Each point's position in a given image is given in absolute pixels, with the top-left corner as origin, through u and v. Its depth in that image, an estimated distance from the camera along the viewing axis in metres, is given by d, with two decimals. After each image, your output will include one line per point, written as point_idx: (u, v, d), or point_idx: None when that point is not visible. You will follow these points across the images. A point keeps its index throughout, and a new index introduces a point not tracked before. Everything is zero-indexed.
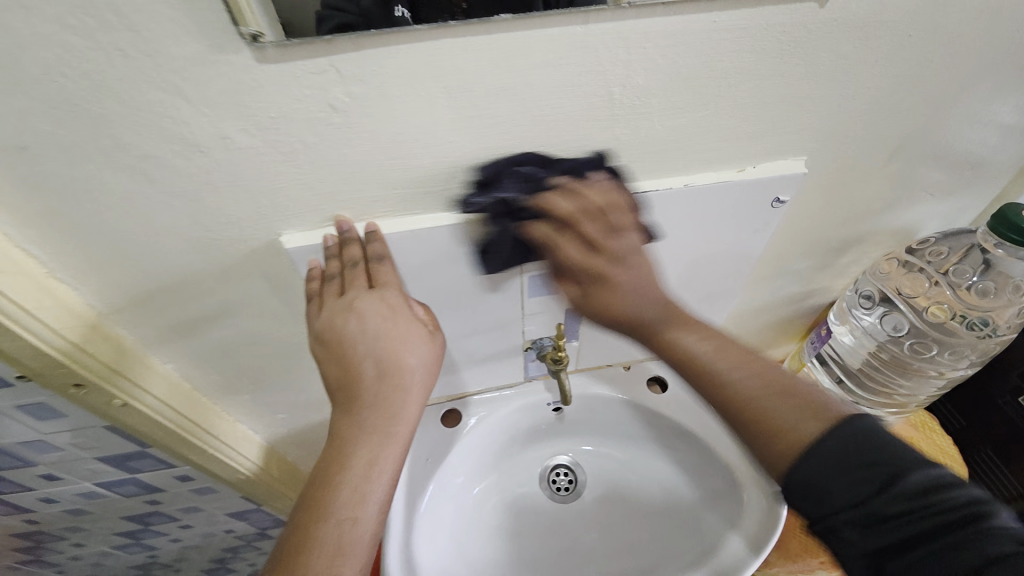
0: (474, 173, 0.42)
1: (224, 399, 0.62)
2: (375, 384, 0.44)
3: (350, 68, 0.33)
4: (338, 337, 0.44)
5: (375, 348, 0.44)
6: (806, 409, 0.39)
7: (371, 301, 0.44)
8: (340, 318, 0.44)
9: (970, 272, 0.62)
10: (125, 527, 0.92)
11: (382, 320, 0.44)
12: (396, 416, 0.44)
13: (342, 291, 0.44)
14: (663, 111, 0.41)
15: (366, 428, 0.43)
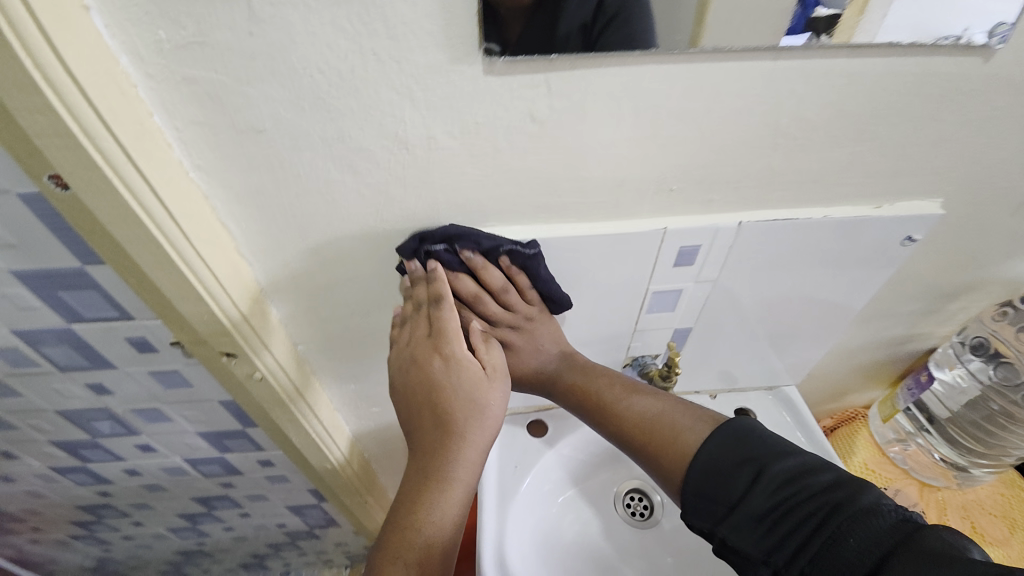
0: (633, 189, 0.45)
1: (331, 386, 0.65)
2: (436, 415, 0.46)
3: (560, 84, 0.37)
4: (421, 386, 0.46)
5: (460, 400, 0.46)
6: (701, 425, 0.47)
7: (462, 355, 0.47)
8: (427, 367, 0.46)
9: None
10: (189, 509, 0.94)
11: (469, 374, 0.47)
12: (455, 437, 0.46)
13: (427, 337, 0.47)
14: (820, 144, 0.43)
15: (430, 461, 0.45)
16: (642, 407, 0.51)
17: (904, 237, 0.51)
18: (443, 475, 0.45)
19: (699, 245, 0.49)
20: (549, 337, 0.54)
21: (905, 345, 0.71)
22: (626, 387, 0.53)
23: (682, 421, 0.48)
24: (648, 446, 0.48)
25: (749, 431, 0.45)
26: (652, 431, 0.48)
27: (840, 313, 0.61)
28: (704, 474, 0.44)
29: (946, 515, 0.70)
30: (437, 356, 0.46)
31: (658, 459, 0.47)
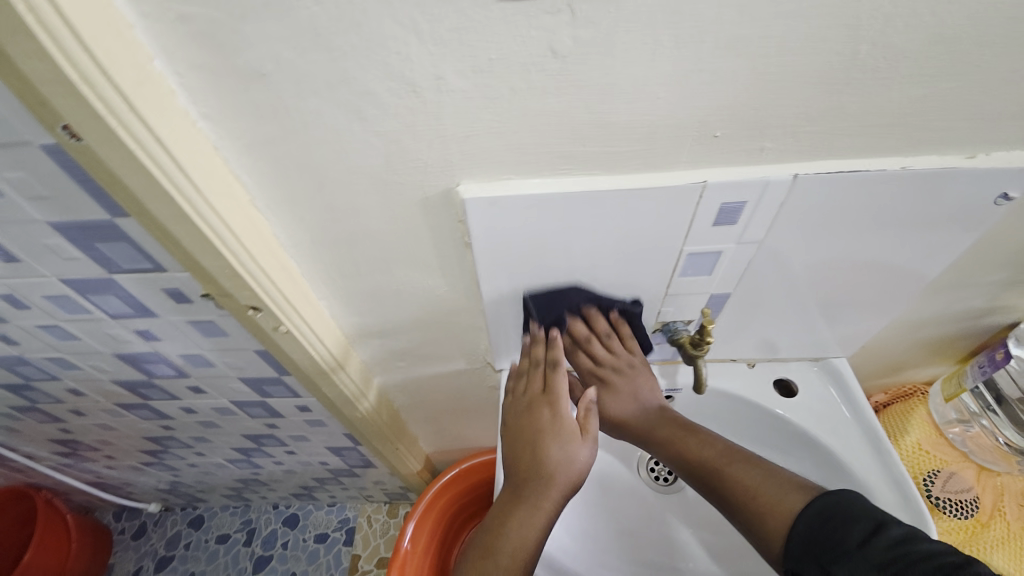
0: (670, 136, 0.39)
1: (357, 340, 0.66)
2: (535, 454, 0.54)
3: (586, 9, 0.31)
4: (533, 440, 0.55)
5: (553, 449, 0.54)
6: (793, 486, 0.48)
7: (566, 411, 0.56)
8: (537, 414, 0.56)
9: None
10: (241, 444, 1.02)
11: (568, 427, 0.55)
12: (550, 475, 0.53)
13: (542, 391, 0.57)
14: (906, 78, 0.36)
15: (529, 492, 0.52)
16: (737, 470, 0.51)
17: (999, 194, 0.44)
18: (527, 496, 0.52)
19: (744, 202, 0.44)
20: (646, 386, 0.60)
21: (983, 319, 0.62)
22: (715, 443, 0.54)
23: (769, 481, 0.49)
24: (743, 511, 0.49)
25: (852, 501, 0.44)
26: (752, 498, 0.48)
27: (907, 281, 0.54)
28: (804, 527, 0.44)
29: (1000, 502, 0.66)
30: (540, 377, 0.58)
31: (752, 517, 0.48)
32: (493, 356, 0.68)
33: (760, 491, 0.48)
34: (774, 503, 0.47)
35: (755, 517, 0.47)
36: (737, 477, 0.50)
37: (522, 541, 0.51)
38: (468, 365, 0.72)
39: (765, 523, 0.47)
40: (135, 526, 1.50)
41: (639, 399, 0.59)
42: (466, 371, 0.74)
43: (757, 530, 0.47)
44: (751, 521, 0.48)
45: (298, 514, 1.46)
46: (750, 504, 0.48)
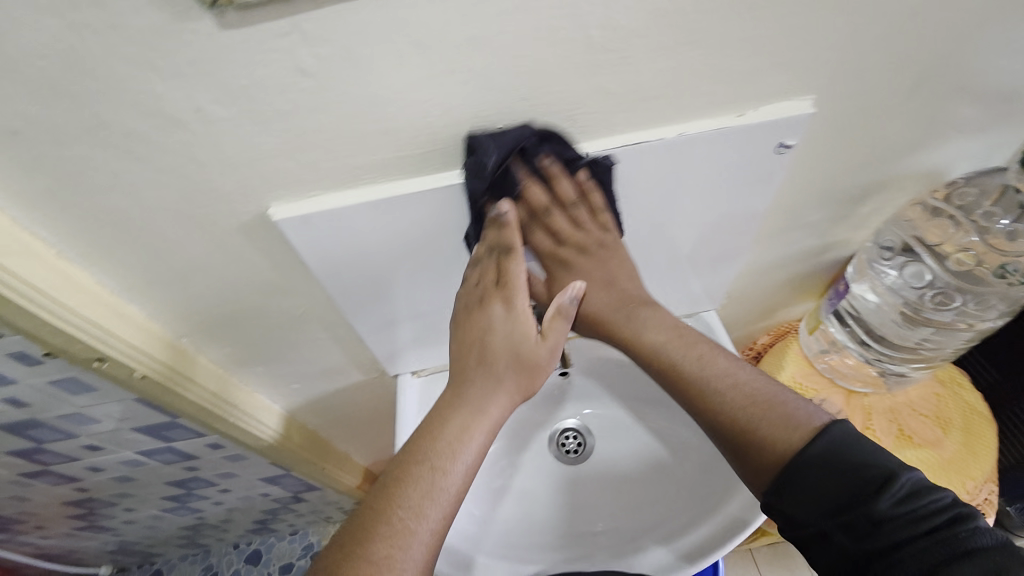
0: (456, 135, 0.41)
1: (238, 370, 0.65)
2: (490, 357, 0.47)
3: (313, 28, 0.32)
4: (483, 333, 0.47)
5: (501, 359, 0.47)
6: (796, 419, 0.42)
7: (527, 326, 0.47)
8: (488, 310, 0.47)
9: (1001, 215, 0.58)
10: (169, 491, 0.99)
11: (523, 328, 0.47)
12: (494, 390, 0.46)
13: (498, 279, 0.48)
14: (650, 53, 0.38)
15: (470, 400, 0.46)
16: (742, 392, 0.45)
17: (777, 143, 0.46)
18: (471, 400, 0.46)
19: (549, 185, 0.46)
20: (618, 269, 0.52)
21: (824, 256, 0.68)
22: (731, 361, 0.48)
23: (770, 412, 0.43)
24: (744, 445, 0.43)
25: (852, 440, 0.40)
26: (752, 426, 0.43)
27: (738, 232, 0.58)
28: (810, 473, 0.39)
29: (871, 422, 0.70)
30: (497, 300, 0.47)
31: (745, 450, 0.43)
32: (386, 363, 0.69)
33: (764, 409, 0.43)
34: (782, 425, 0.42)
35: (755, 443, 0.42)
36: (728, 398, 0.45)
37: (450, 472, 0.42)
38: (364, 376, 0.73)
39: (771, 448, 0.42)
40: None
41: (611, 281, 0.52)
42: (366, 381, 0.75)
43: (756, 464, 0.42)
44: (742, 454, 0.43)
45: (260, 549, 1.43)
46: (752, 428, 0.43)
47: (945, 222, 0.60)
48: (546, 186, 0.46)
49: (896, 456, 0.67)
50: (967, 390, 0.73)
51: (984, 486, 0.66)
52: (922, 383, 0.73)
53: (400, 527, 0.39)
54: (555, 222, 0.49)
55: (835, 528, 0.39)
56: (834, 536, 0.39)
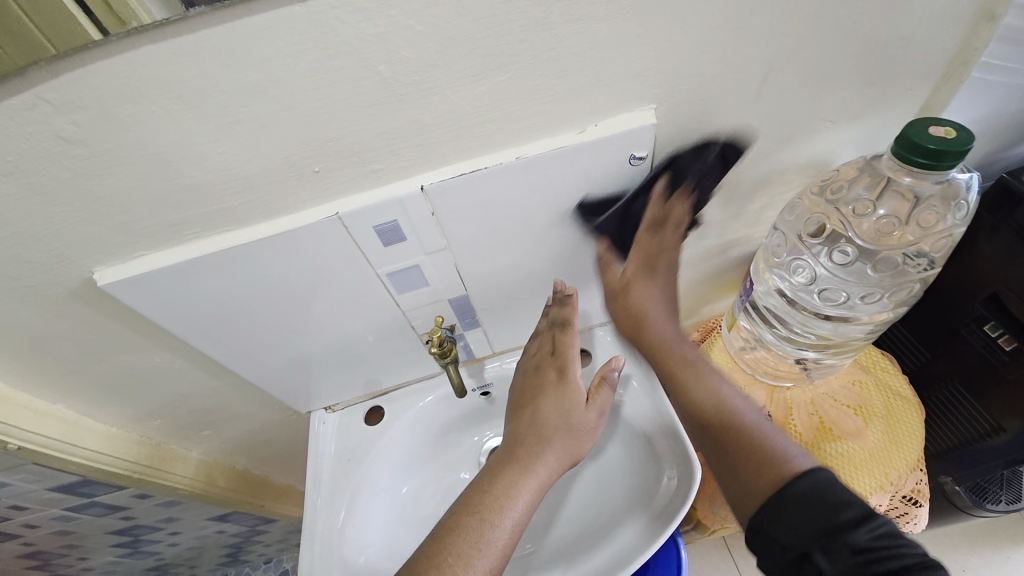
0: (271, 181, 0.39)
1: (137, 424, 0.64)
2: (528, 429, 0.55)
3: (60, 96, 0.30)
4: (533, 407, 0.57)
5: (569, 447, 0.54)
6: (773, 461, 0.45)
7: (577, 393, 0.56)
8: (545, 375, 0.59)
9: (872, 206, 0.56)
10: (118, 539, 0.98)
11: (563, 399, 0.56)
12: (529, 452, 0.53)
13: (551, 356, 0.60)
14: (452, 82, 0.36)
15: (512, 464, 0.52)
16: (732, 421, 0.51)
17: (627, 155, 0.44)
18: (521, 458, 0.53)
19: (393, 221, 0.44)
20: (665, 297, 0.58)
21: (728, 252, 0.66)
22: (743, 407, 0.52)
23: (767, 458, 0.46)
24: (738, 464, 0.47)
25: (834, 483, 0.42)
26: (753, 456, 0.46)
27: (624, 241, 0.56)
28: (785, 508, 0.41)
29: (792, 415, 0.69)
30: (554, 369, 0.59)
31: (749, 466, 0.46)
32: (294, 402, 0.68)
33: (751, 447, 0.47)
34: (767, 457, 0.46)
35: (744, 476, 0.46)
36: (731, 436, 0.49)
37: (487, 542, 0.47)
38: (278, 415, 0.71)
39: (759, 475, 0.45)
40: None
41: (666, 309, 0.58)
42: (283, 420, 0.73)
43: (742, 485, 0.46)
44: (742, 467, 0.47)
45: None
46: (745, 455, 0.47)
47: (818, 220, 0.59)
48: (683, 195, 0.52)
49: (817, 449, 0.66)
50: (893, 374, 0.71)
51: (909, 474, 0.64)
52: (844, 370, 0.72)
53: (494, 517, 0.48)
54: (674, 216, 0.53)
55: (814, 549, 0.39)
56: (815, 557, 0.39)
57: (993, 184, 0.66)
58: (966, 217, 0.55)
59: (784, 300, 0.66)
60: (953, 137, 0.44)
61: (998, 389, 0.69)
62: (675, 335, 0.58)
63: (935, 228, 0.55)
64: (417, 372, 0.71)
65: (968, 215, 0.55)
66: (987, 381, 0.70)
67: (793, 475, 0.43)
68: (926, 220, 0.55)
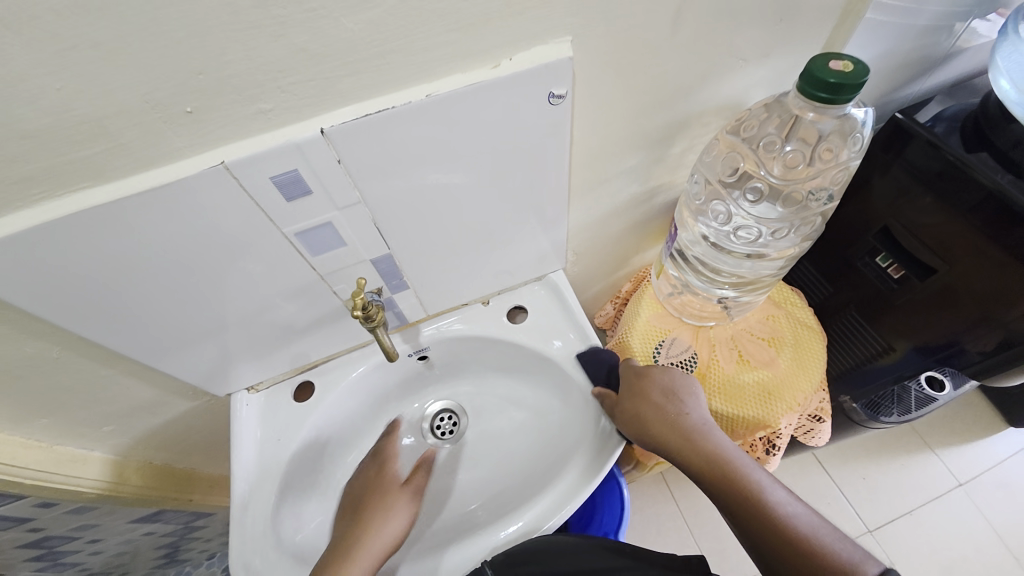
0: (134, 126, 0.33)
1: (21, 426, 0.56)
2: (379, 501, 0.59)
3: None
4: (365, 491, 0.61)
5: (397, 520, 0.57)
6: (825, 564, 0.47)
7: (390, 481, 0.62)
8: (390, 469, 0.64)
9: (781, 143, 0.59)
10: (25, 555, 0.88)
11: (381, 485, 0.62)
12: (372, 520, 0.57)
13: (373, 458, 0.67)
14: (342, 3, 0.32)
15: (361, 530, 0.56)
16: (778, 515, 0.52)
17: (547, 94, 0.43)
18: (372, 525, 0.56)
19: (293, 170, 0.39)
20: (688, 399, 0.61)
21: (654, 199, 0.67)
22: (776, 492, 0.54)
23: (813, 546, 0.49)
24: (785, 559, 0.49)
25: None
26: (803, 549, 0.49)
27: (550, 189, 0.55)
28: (785, 549, 0.50)
29: (715, 352, 0.72)
30: (377, 462, 0.65)
31: (796, 575, 0.48)
32: (209, 385, 0.62)
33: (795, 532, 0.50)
34: (822, 563, 0.47)
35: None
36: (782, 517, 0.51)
37: None
38: (196, 401, 0.65)
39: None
40: None
41: (701, 422, 0.59)
42: (203, 406, 0.67)
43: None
44: (793, 574, 0.49)
45: None
46: (793, 551, 0.49)
47: (733, 162, 0.61)
48: (638, 380, 0.61)
49: (736, 381, 0.70)
50: (800, 307, 0.76)
51: (813, 396, 0.70)
52: (759, 307, 0.76)
53: None
54: (626, 399, 0.60)
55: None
56: (780, 567, 0.50)
57: (887, 123, 0.71)
58: (860, 149, 0.59)
59: (707, 244, 0.69)
60: (850, 71, 0.46)
61: (886, 312, 0.77)
62: (699, 421, 0.59)
63: (834, 163, 0.59)
64: (349, 341, 0.67)
65: (862, 148, 0.60)
66: (880, 307, 0.78)
67: None
68: (829, 156, 0.59)
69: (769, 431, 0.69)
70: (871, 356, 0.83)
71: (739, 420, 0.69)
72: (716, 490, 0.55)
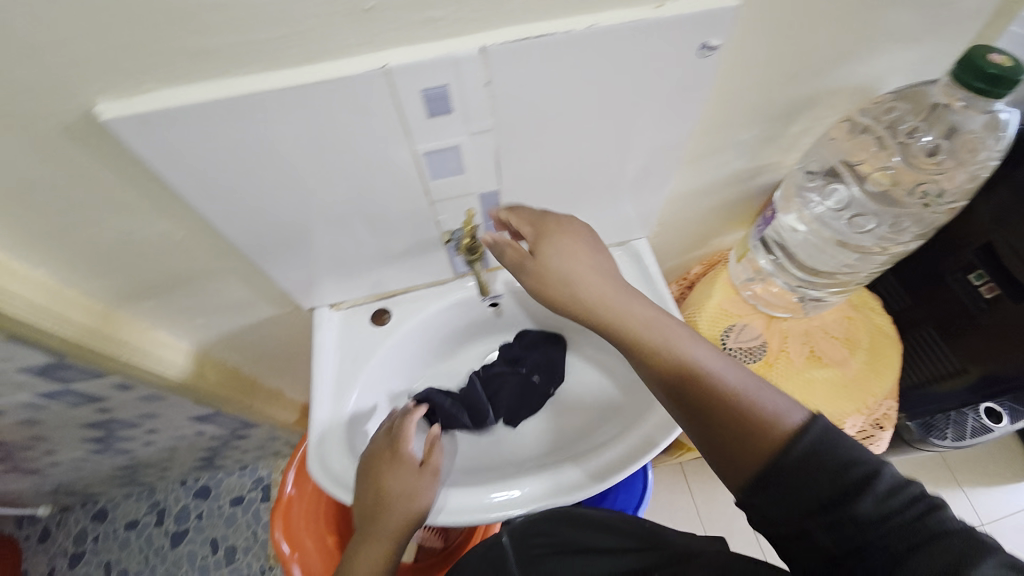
0: (317, 15, 0.34)
1: (127, 305, 0.59)
2: (394, 500, 0.51)
3: None
4: (376, 477, 0.53)
5: (404, 531, 0.51)
6: (766, 421, 0.43)
7: (406, 469, 0.53)
8: (402, 455, 0.54)
9: (923, 132, 0.58)
10: (90, 433, 0.94)
11: (396, 473, 0.53)
12: (388, 520, 0.51)
13: (388, 436, 0.56)
14: None
15: (376, 530, 0.51)
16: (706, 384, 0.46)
17: (703, 44, 0.42)
18: (386, 525, 0.51)
19: (445, 85, 0.40)
20: (583, 256, 0.54)
21: (754, 180, 0.66)
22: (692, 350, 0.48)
23: (749, 422, 0.43)
24: (733, 446, 0.44)
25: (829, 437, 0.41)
26: (740, 428, 0.43)
27: (662, 150, 0.54)
28: (785, 481, 0.40)
29: (786, 344, 0.72)
30: (388, 449, 0.55)
31: (739, 446, 0.43)
32: (298, 296, 0.65)
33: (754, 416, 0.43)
34: (753, 437, 0.43)
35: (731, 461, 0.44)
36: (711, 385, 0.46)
37: None
38: (278, 310, 0.68)
39: (758, 445, 0.42)
40: (33, 534, 1.43)
41: (579, 278, 0.53)
42: (283, 317, 0.70)
43: (740, 467, 0.43)
44: (734, 458, 0.44)
45: (209, 485, 1.44)
46: (725, 420, 0.45)
47: (869, 138, 0.60)
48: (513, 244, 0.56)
49: (805, 376, 0.70)
50: (878, 312, 0.75)
51: (882, 401, 0.70)
52: (836, 306, 0.75)
53: None
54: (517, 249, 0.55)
55: (822, 516, 0.38)
56: (813, 533, 0.39)
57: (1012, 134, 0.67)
58: (1003, 149, 0.57)
59: (810, 230, 0.67)
60: (1009, 67, 0.44)
61: (969, 332, 0.75)
62: (599, 285, 0.53)
63: (967, 163, 0.58)
64: (428, 277, 0.69)
65: (1005, 148, 0.57)
66: (962, 327, 0.76)
67: (789, 448, 0.41)
68: (966, 154, 0.57)
69: None
70: (936, 375, 0.82)
71: None
72: (648, 361, 0.49)
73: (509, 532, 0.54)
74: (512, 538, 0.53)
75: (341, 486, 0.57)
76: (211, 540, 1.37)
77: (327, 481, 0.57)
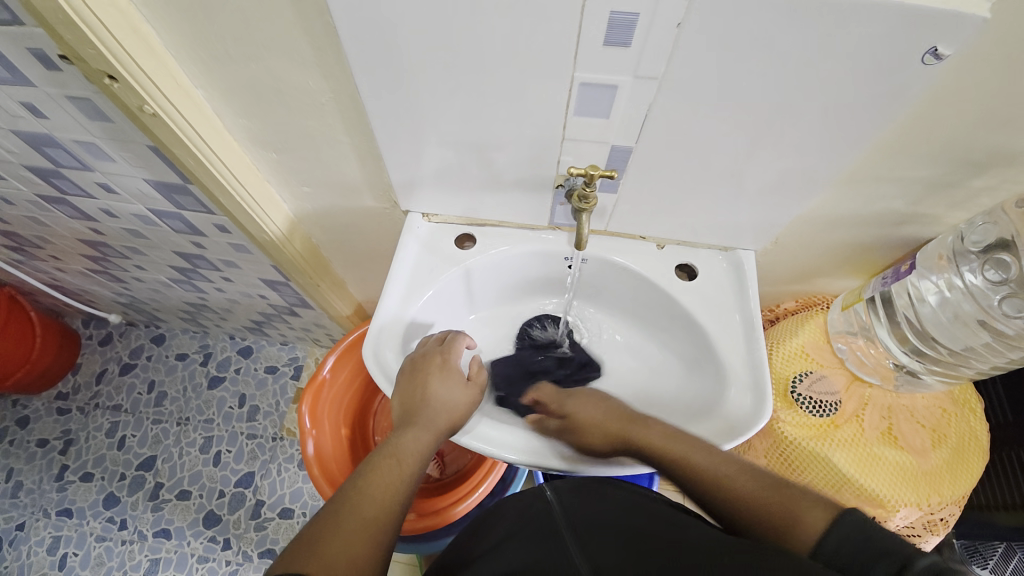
0: None
1: (253, 151, 0.63)
2: (444, 400, 0.57)
3: None
4: (427, 377, 0.58)
5: (445, 427, 0.56)
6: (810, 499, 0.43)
7: (457, 375, 0.59)
8: (451, 364, 0.60)
9: None
10: (177, 263, 1.04)
11: (450, 379, 0.59)
12: (438, 416, 0.56)
13: (439, 346, 0.62)
14: None
15: (422, 422, 0.55)
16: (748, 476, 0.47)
17: (928, 50, 0.38)
18: (434, 419, 0.55)
19: (636, 14, 0.38)
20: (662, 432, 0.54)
21: (902, 228, 0.59)
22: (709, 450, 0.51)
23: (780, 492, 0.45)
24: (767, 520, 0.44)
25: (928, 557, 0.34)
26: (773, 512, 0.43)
27: (823, 155, 0.50)
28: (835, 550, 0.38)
29: (863, 411, 0.67)
30: (438, 356, 0.60)
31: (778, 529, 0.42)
32: (399, 194, 0.66)
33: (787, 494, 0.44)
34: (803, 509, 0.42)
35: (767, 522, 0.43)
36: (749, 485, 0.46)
37: (384, 485, 0.50)
38: (375, 202, 0.70)
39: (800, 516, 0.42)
40: (102, 335, 1.62)
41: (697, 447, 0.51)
42: (376, 212, 0.73)
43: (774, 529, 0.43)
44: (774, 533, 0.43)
45: (252, 347, 1.57)
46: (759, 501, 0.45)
47: None
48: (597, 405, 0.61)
49: (872, 449, 0.65)
50: (977, 417, 0.67)
51: (946, 505, 0.64)
52: (935, 395, 0.68)
53: (395, 478, 0.51)
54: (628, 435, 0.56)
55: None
56: None
57: None
58: None
59: (948, 304, 0.60)
60: None
61: None
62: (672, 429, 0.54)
63: None
64: (522, 218, 0.68)
65: None
66: None
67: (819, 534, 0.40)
68: None
69: (876, 513, 0.64)
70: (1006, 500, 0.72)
71: (855, 486, 0.64)
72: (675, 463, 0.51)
73: (552, 488, 0.57)
74: (555, 493, 0.56)
75: (385, 375, 0.59)
76: (240, 394, 1.50)
77: (375, 369, 0.60)
